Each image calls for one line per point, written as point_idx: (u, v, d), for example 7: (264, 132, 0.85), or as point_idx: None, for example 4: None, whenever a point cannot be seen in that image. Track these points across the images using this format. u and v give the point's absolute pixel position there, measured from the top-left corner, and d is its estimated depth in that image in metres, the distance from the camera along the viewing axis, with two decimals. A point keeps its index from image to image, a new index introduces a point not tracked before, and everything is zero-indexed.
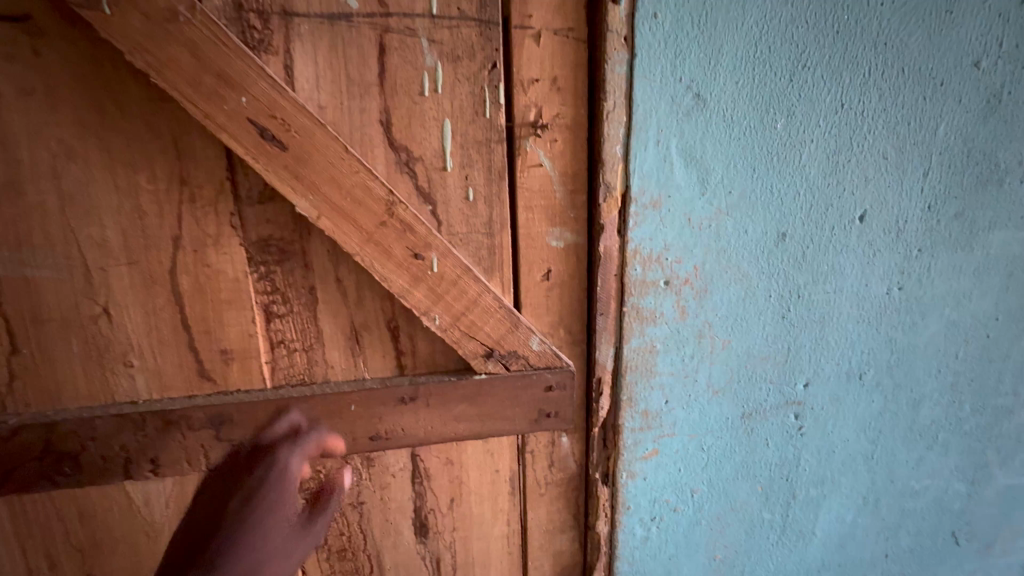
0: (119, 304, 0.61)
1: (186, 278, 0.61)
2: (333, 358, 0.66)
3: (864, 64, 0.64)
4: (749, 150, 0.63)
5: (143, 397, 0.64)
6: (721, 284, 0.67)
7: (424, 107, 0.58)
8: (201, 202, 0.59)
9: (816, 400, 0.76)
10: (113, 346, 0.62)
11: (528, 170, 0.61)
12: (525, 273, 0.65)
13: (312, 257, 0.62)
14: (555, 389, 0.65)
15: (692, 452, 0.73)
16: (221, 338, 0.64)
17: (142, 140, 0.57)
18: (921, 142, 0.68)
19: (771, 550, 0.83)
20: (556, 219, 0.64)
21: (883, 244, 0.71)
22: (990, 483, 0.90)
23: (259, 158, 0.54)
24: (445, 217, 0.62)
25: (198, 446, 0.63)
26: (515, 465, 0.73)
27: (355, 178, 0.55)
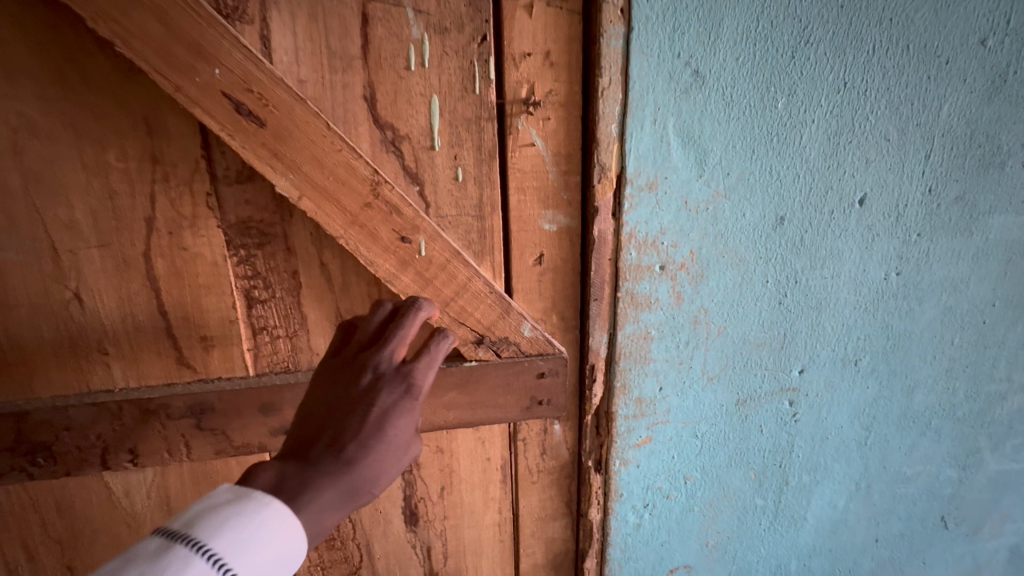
0: (92, 289, 0.59)
1: (161, 262, 0.59)
2: (319, 345, 0.65)
3: (868, 41, 0.61)
4: (748, 130, 0.61)
5: (119, 386, 0.63)
6: (718, 269, 0.65)
7: (410, 82, 0.55)
8: (175, 182, 0.56)
9: (811, 386, 0.75)
10: (87, 333, 0.60)
11: (519, 150, 0.59)
12: (516, 257, 0.63)
13: (294, 240, 0.60)
14: (547, 376, 0.64)
15: (686, 439, 0.73)
16: (200, 324, 0.62)
17: (110, 116, 0.54)
18: (924, 123, 0.66)
19: (763, 536, 0.83)
20: (548, 201, 0.62)
21: (882, 228, 0.70)
22: (981, 468, 0.90)
23: (235, 135, 0.51)
24: (433, 198, 0.59)
25: (178, 436, 0.61)
26: (506, 453, 0.72)
27: (338, 157, 0.52)
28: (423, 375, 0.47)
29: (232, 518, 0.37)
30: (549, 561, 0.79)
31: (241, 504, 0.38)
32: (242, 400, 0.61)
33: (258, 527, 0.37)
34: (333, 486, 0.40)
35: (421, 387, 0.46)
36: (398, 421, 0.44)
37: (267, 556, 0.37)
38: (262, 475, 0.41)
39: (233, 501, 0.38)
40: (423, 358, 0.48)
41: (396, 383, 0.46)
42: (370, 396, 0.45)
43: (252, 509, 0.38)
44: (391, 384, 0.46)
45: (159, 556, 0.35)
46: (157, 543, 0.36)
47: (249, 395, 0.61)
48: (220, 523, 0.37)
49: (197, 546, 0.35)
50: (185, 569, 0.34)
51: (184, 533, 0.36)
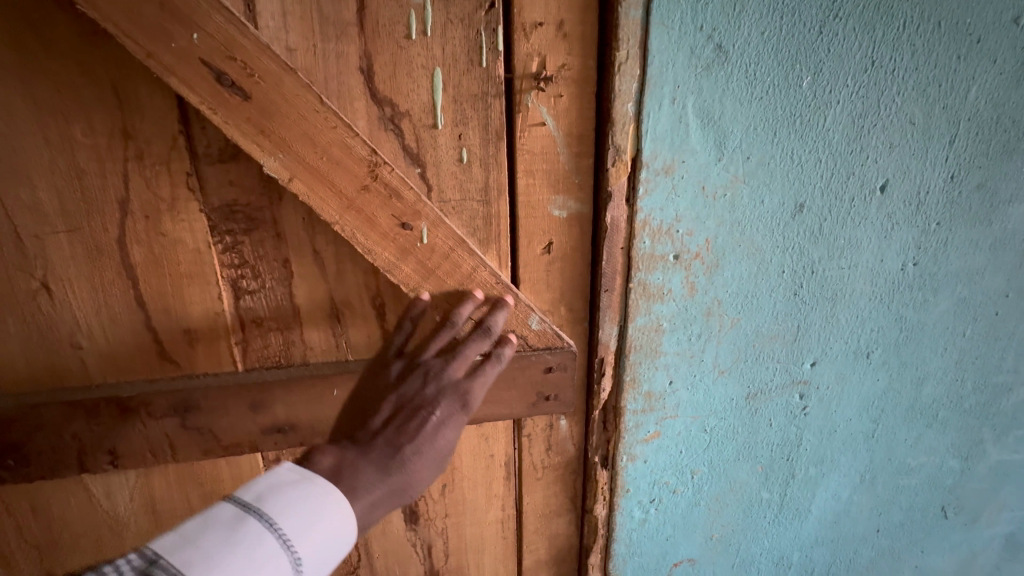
0: (62, 278, 0.55)
1: (138, 249, 0.55)
2: (313, 338, 0.61)
3: (899, 16, 0.58)
4: (771, 111, 0.57)
5: (96, 382, 0.59)
6: (733, 259, 0.62)
7: (411, 52, 0.51)
8: (151, 160, 0.52)
9: (821, 379, 0.73)
10: (58, 326, 0.56)
11: (528, 130, 0.55)
12: (523, 246, 0.60)
13: (284, 225, 0.55)
14: (554, 370, 0.61)
15: (695, 433, 0.71)
16: (183, 316, 0.57)
17: (76, 87, 0.49)
18: (950, 107, 0.63)
19: (767, 529, 0.82)
20: (558, 185, 0.58)
21: (902, 217, 0.67)
22: (983, 459, 0.90)
23: (216, 109, 0.46)
24: (436, 181, 0.55)
25: (163, 436, 0.58)
26: (511, 449, 0.70)
27: (332, 135, 0.48)
28: (476, 394, 0.53)
29: (298, 499, 0.40)
30: (551, 557, 0.77)
31: (307, 486, 0.42)
32: (228, 397, 0.57)
33: (318, 513, 0.40)
34: (387, 481, 0.46)
35: (473, 405, 0.52)
36: (448, 431, 0.50)
37: (323, 542, 0.40)
38: (324, 458, 0.45)
39: (299, 485, 0.41)
40: (478, 379, 0.53)
41: (454, 397, 0.52)
42: (429, 405, 0.50)
43: (315, 494, 0.41)
44: (449, 397, 0.52)
45: (233, 527, 0.38)
46: (232, 512, 0.38)
47: (235, 393, 0.57)
48: (288, 503, 0.40)
49: (268, 521, 0.38)
50: (255, 543, 0.37)
51: (256, 507, 0.39)
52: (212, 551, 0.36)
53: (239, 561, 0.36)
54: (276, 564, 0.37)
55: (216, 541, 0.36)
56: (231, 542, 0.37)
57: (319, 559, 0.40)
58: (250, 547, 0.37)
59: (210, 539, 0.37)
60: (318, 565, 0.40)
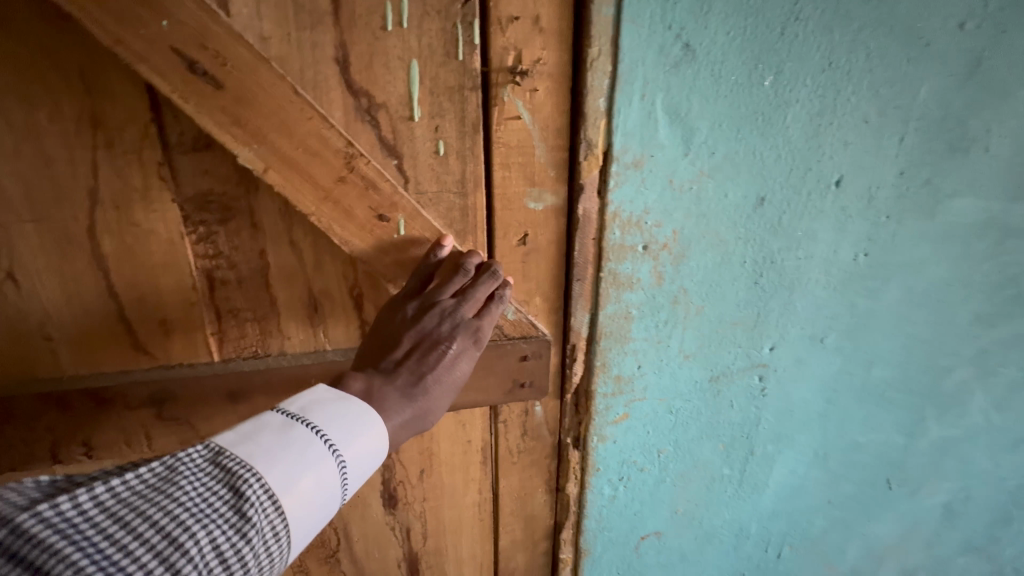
0: (29, 270, 0.54)
1: (109, 239, 0.54)
2: (291, 328, 0.61)
3: (855, 20, 0.61)
4: (735, 109, 0.60)
5: (69, 373, 0.58)
6: (698, 250, 0.65)
7: (387, 44, 0.51)
8: (120, 148, 0.51)
9: (780, 362, 0.78)
10: (27, 318, 0.56)
11: (504, 123, 0.56)
12: (500, 237, 0.61)
13: (259, 216, 0.55)
14: (530, 358, 0.64)
15: (661, 415, 0.74)
16: (157, 307, 0.57)
17: (39, 70, 0.47)
18: (901, 106, 0.67)
19: (729, 502, 0.87)
20: (534, 179, 0.59)
21: (856, 211, 0.71)
22: (925, 435, 0.98)
23: (188, 98, 0.47)
24: (412, 173, 0.56)
25: (139, 426, 0.59)
26: (487, 435, 0.73)
27: (308, 127, 0.49)
28: (487, 331, 0.54)
29: (338, 413, 0.46)
30: (528, 539, 0.81)
31: (344, 404, 0.47)
32: (206, 387, 0.58)
33: (359, 426, 0.46)
34: (411, 407, 0.50)
35: (485, 340, 0.54)
36: (463, 363, 0.53)
37: (362, 452, 0.46)
38: (354, 382, 0.49)
39: (337, 402, 0.47)
40: (488, 316, 0.54)
41: (469, 333, 0.53)
42: (446, 339, 0.52)
43: (352, 411, 0.46)
44: (463, 333, 0.53)
45: (284, 431, 0.43)
46: (281, 419, 0.44)
47: (213, 383, 0.58)
48: (332, 415, 0.45)
49: (315, 429, 0.44)
50: (306, 446, 0.43)
51: (302, 416, 0.45)
52: (271, 448, 0.42)
53: (296, 458, 0.42)
54: (326, 465, 0.43)
55: (273, 441, 0.43)
56: (286, 443, 0.43)
57: (361, 465, 0.46)
58: (302, 448, 0.43)
59: (267, 438, 0.43)
60: (361, 469, 0.46)
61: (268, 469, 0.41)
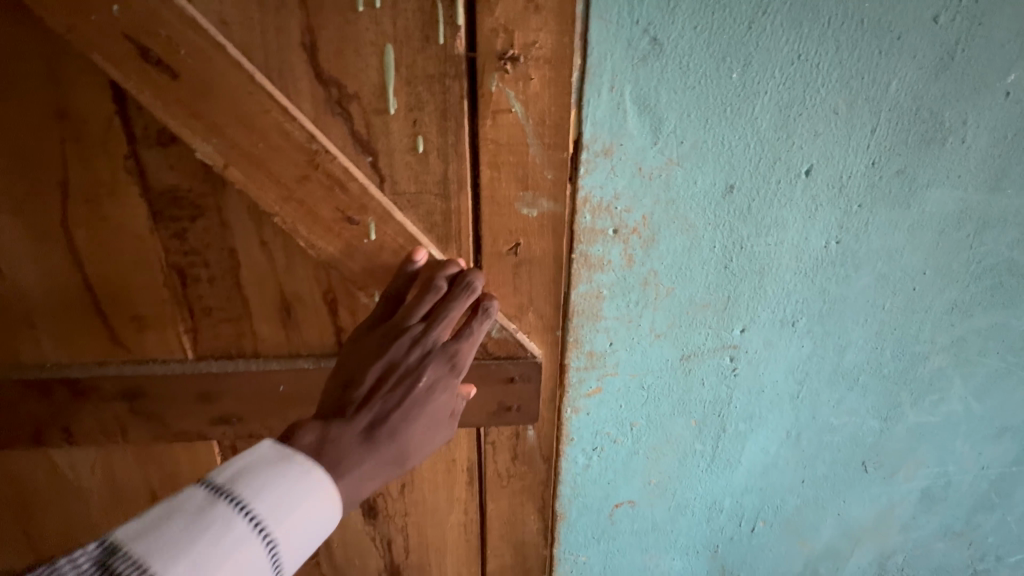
0: (17, 266, 0.68)
1: (81, 232, 0.66)
2: (260, 325, 0.73)
3: (825, 13, 0.63)
4: (702, 100, 0.63)
5: (51, 360, 0.73)
6: (668, 234, 0.69)
7: (359, 27, 0.56)
8: (88, 140, 0.61)
9: (750, 344, 0.81)
10: (18, 308, 0.70)
11: (496, 117, 0.60)
12: (489, 243, 0.66)
13: (227, 213, 0.65)
14: (517, 380, 0.71)
15: (633, 390, 0.79)
16: (130, 304, 0.70)
17: (16, 71, 0.58)
18: (873, 98, 0.69)
19: (701, 476, 0.92)
20: (528, 183, 0.63)
21: (826, 199, 0.74)
22: (901, 420, 1.01)
23: (144, 89, 0.55)
24: (389, 171, 0.62)
25: (115, 419, 0.73)
26: (473, 454, 0.81)
27: (269, 119, 0.56)
28: (464, 356, 0.59)
29: (275, 479, 0.46)
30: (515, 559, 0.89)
31: (284, 468, 0.46)
32: (173, 383, 0.72)
33: (295, 495, 0.45)
34: (376, 454, 0.51)
35: (460, 367, 0.59)
36: (438, 392, 0.57)
37: (295, 527, 0.45)
38: (307, 435, 0.50)
39: (275, 466, 0.46)
40: (465, 341, 0.60)
41: (442, 361, 0.58)
42: (417, 371, 0.57)
43: (292, 474, 0.46)
44: (439, 361, 0.58)
45: (202, 512, 0.43)
46: (200, 499, 0.43)
47: (179, 379, 0.72)
48: (263, 487, 0.45)
49: (239, 507, 0.43)
50: (225, 524, 0.42)
51: (228, 492, 0.44)
52: (178, 538, 0.41)
53: (206, 548, 0.41)
54: (245, 548, 0.42)
55: (182, 529, 0.41)
56: (197, 530, 0.41)
57: (296, 539, 0.45)
58: (220, 532, 0.42)
59: (177, 526, 0.41)
60: (297, 544, 0.45)
61: (165, 570, 0.39)
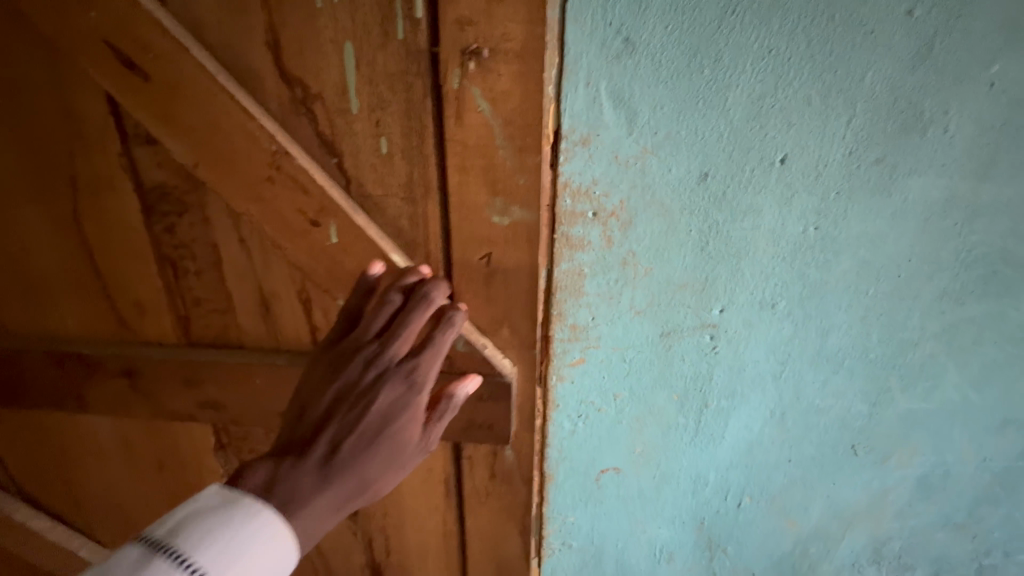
0: (50, 256, 0.86)
1: (92, 226, 0.83)
2: (243, 319, 0.87)
3: (794, 11, 0.67)
4: (675, 93, 0.69)
5: (74, 334, 0.92)
6: (644, 218, 0.75)
7: (323, 34, 0.65)
8: (95, 143, 0.76)
9: (729, 324, 0.86)
10: (53, 290, 0.89)
11: (466, 117, 0.66)
12: (458, 243, 0.74)
13: (210, 213, 0.78)
14: (487, 397, 0.81)
15: (616, 362, 0.86)
16: (133, 292, 0.87)
17: (40, 88, 0.73)
18: (847, 90, 0.73)
19: (685, 448, 0.98)
20: (497, 188, 0.70)
21: (802, 186, 0.78)
22: (892, 406, 1.03)
23: (136, 102, 0.70)
24: (357, 173, 0.72)
25: (119, 393, 0.91)
26: (449, 465, 0.94)
27: (234, 121, 0.68)
28: (420, 374, 0.68)
29: (212, 527, 0.55)
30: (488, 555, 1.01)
31: (222, 515, 0.56)
32: (163, 366, 0.88)
33: (233, 540, 0.55)
34: (336, 480, 0.62)
35: (417, 385, 0.68)
36: (398, 411, 0.66)
37: (236, 569, 0.54)
38: (261, 472, 0.61)
39: (212, 515, 0.56)
40: (423, 358, 0.69)
41: (402, 379, 0.67)
42: (373, 393, 0.66)
43: (231, 521, 0.56)
44: (397, 381, 0.67)
45: (143, 563, 0.53)
46: (139, 554, 0.53)
47: (167, 363, 0.88)
48: (199, 539, 0.54)
49: (178, 557, 0.53)
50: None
51: (168, 545, 0.54)
52: None
53: None
54: None
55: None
56: None
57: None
58: None
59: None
60: None
61: None
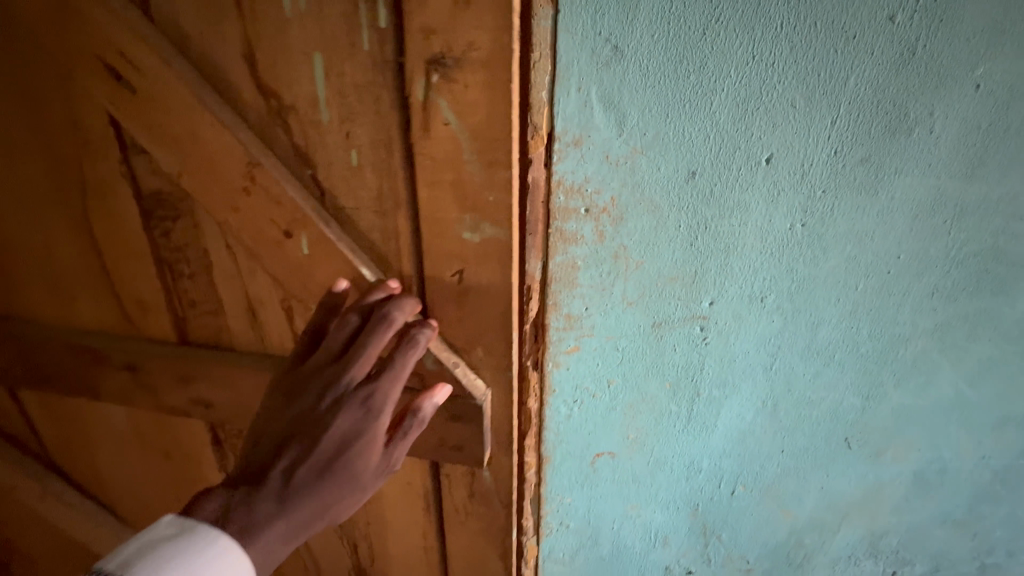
0: (69, 257, 0.97)
1: (103, 231, 0.92)
2: (233, 322, 0.95)
3: (777, 18, 0.71)
4: (663, 96, 0.73)
5: (89, 326, 1.03)
6: (634, 214, 0.80)
7: (297, 57, 0.71)
8: (105, 157, 0.85)
9: (720, 316, 0.90)
10: (71, 287, 1.00)
11: (435, 130, 0.72)
12: (429, 251, 0.80)
13: (201, 221, 0.86)
14: (459, 414, 0.87)
15: (609, 350, 0.91)
16: (137, 291, 0.97)
17: (58, 108, 0.83)
18: (831, 93, 0.76)
19: (679, 435, 1.02)
20: (466, 207, 0.76)
21: (788, 184, 0.81)
22: (885, 401, 1.06)
23: (136, 122, 0.78)
24: (332, 185, 0.78)
25: (124, 385, 1.00)
26: (428, 474, 1.02)
27: (218, 137, 0.75)
28: (375, 401, 0.73)
29: (167, 554, 0.65)
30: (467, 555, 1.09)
31: (175, 542, 0.66)
32: (160, 364, 0.97)
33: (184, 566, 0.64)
34: (288, 506, 0.69)
35: (372, 411, 0.73)
36: (352, 437, 0.72)
37: None
38: (219, 500, 0.69)
39: (167, 543, 0.66)
40: (378, 385, 0.74)
41: (357, 406, 0.73)
42: (331, 419, 0.72)
43: (183, 549, 0.65)
44: (353, 408, 0.72)
45: None
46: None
47: (164, 361, 0.96)
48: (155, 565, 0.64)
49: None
50: None
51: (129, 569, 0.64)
52: None
53: None
54: None
55: None
56: None
57: None
58: None
59: None
60: None
61: None
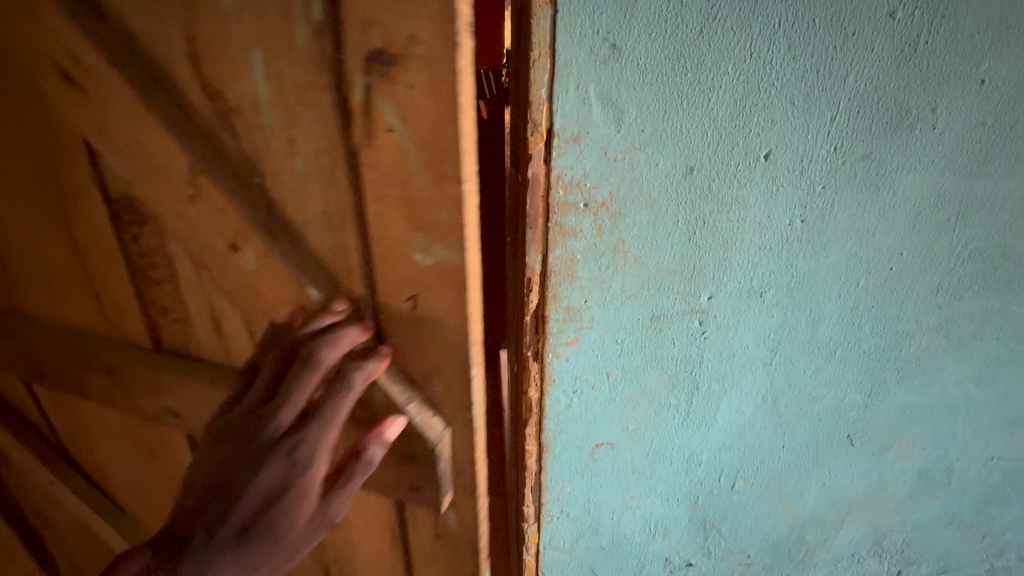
0: (67, 257, 1.01)
1: (90, 235, 0.95)
2: (200, 331, 0.94)
3: (774, 16, 0.72)
4: (661, 94, 0.75)
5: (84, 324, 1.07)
6: (632, 209, 0.82)
7: (235, 58, 0.65)
8: (83, 162, 0.85)
9: (719, 310, 0.92)
10: (69, 286, 1.04)
11: (379, 141, 0.66)
12: (382, 270, 0.75)
13: (165, 228, 0.85)
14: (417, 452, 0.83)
15: (608, 342, 0.93)
16: (121, 295, 0.99)
17: (41, 115, 0.84)
18: (830, 89, 0.77)
19: (678, 428, 1.04)
20: (417, 224, 0.70)
21: (787, 181, 0.82)
22: (888, 398, 1.05)
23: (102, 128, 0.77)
24: (281, 196, 0.73)
25: (104, 387, 1.02)
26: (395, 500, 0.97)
27: (170, 144, 0.72)
28: (299, 454, 0.75)
29: None
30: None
31: None
32: (131, 370, 0.98)
33: None
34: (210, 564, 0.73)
35: (297, 464, 0.75)
36: (276, 492, 0.75)
37: None
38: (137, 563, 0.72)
39: None
40: (302, 439, 0.75)
41: (281, 460, 0.75)
42: (255, 474, 0.74)
43: None
44: (279, 462, 0.75)
45: None
46: None
47: (135, 367, 0.97)
48: None
49: None
50: None
51: None
52: None
53: None
54: None
55: None
56: None
57: None
58: None
59: None
60: None
61: None
